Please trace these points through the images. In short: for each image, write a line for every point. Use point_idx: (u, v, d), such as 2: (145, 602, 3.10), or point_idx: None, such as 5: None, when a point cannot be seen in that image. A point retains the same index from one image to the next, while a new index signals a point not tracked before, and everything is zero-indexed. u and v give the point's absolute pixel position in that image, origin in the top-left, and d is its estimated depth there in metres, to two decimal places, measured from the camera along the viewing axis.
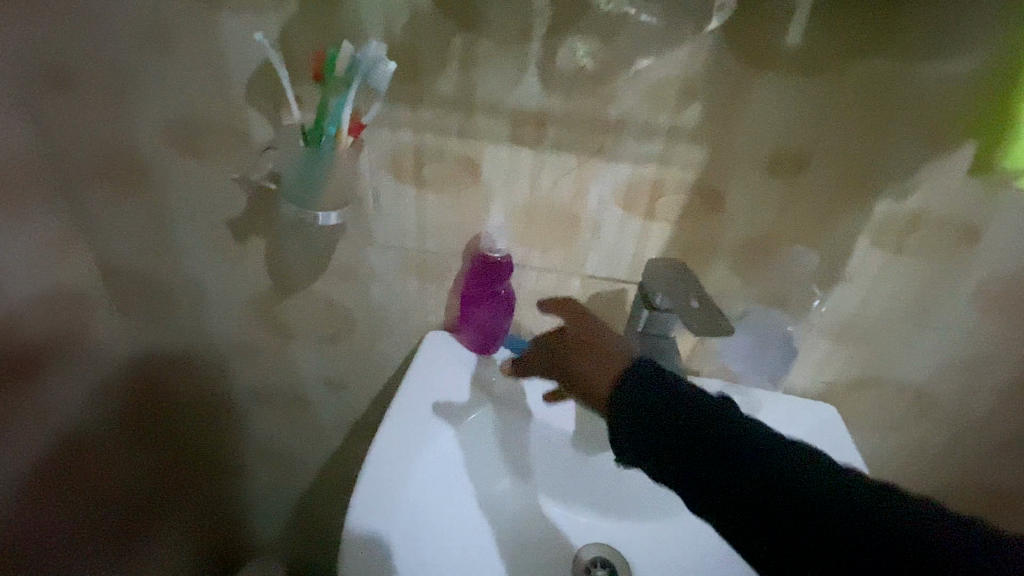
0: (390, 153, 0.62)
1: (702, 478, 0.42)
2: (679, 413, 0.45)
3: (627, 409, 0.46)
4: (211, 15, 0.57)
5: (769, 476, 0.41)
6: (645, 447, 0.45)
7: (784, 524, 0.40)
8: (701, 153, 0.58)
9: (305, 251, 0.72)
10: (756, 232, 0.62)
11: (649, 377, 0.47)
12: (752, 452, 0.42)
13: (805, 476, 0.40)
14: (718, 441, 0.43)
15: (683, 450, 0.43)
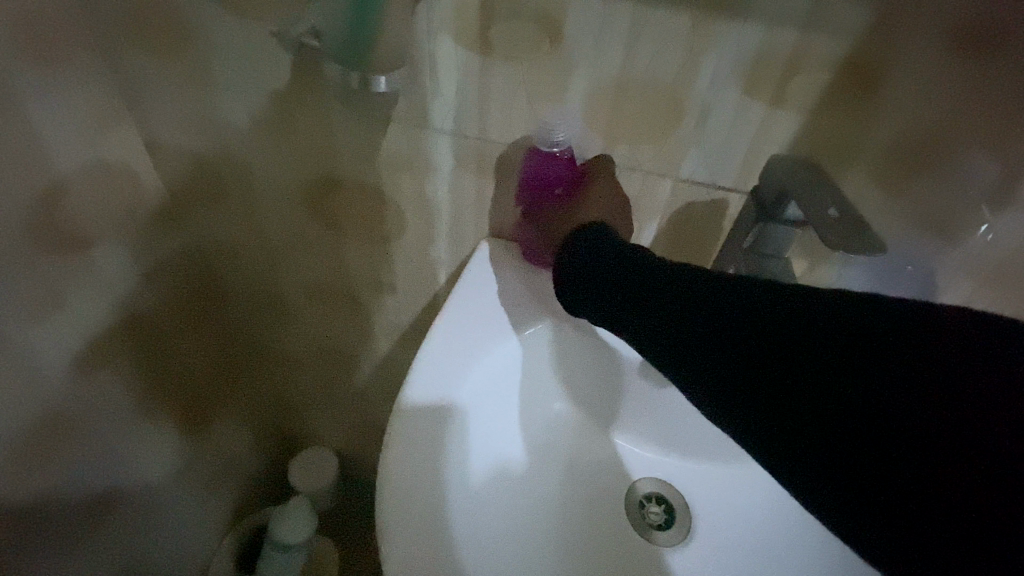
0: (454, 11, 0.50)
1: (669, 325, 0.45)
2: (639, 270, 0.47)
3: (592, 269, 0.50)
4: None
5: (721, 308, 0.43)
6: (615, 310, 0.48)
7: (751, 350, 0.42)
8: (867, 12, 0.42)
9: (356, 135, 0.64)
10: (919, 131, 0.47)
11: (610, 250, 0.50)
12: (708, 292, 0.44)
13: (760, 298, 0.42)
14: (671, 283, 0.45)
15: (644, 305, 0.46)
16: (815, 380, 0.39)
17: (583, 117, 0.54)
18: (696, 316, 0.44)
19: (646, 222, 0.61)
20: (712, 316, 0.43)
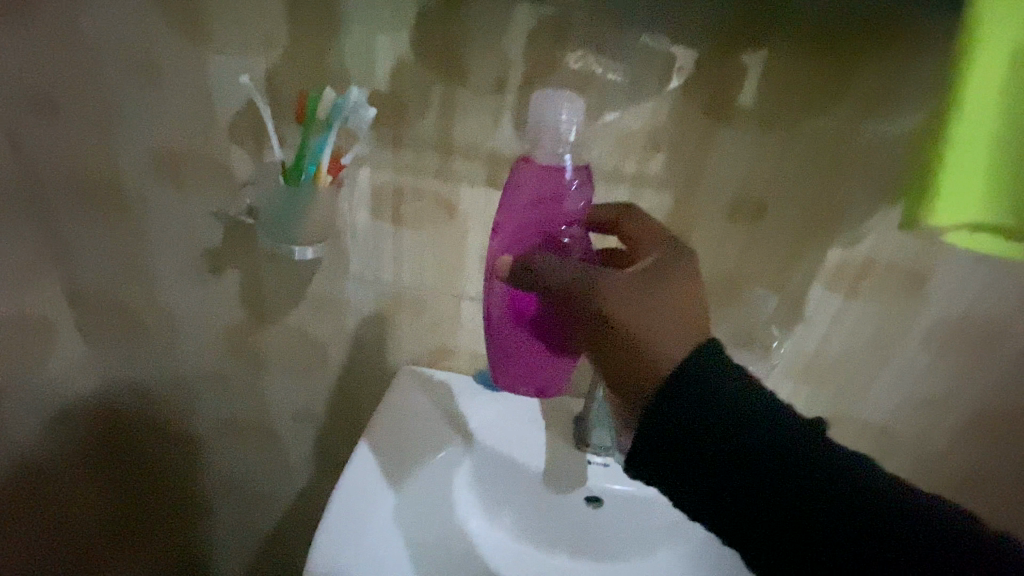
0: (369, 191, 0.63)
1: (729, 487, 0.43)
2: (722, 413, 0.43)
3: (675, 406, 0.44)
4: (200, 55, 0.58)
5: (795, 475, 0.42)
6: (679, 454, 0.44)
7: (792, 516, 0.41)
8: (666, 198, 0.61)
9: (282, 283, 0.72)
10: (721, 275, 0.65)
11: (700, 380, 0.44)
12: (788, 457, 0.42)
13: (834, 466, 0.42)
14: (756, 442, 0.43)
15: (713, 458, 0.43)
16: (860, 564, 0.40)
17: (478, 267, 0.67)
18: (766, 479, 0.42)
19: None
20: (787, 485, 0.42)
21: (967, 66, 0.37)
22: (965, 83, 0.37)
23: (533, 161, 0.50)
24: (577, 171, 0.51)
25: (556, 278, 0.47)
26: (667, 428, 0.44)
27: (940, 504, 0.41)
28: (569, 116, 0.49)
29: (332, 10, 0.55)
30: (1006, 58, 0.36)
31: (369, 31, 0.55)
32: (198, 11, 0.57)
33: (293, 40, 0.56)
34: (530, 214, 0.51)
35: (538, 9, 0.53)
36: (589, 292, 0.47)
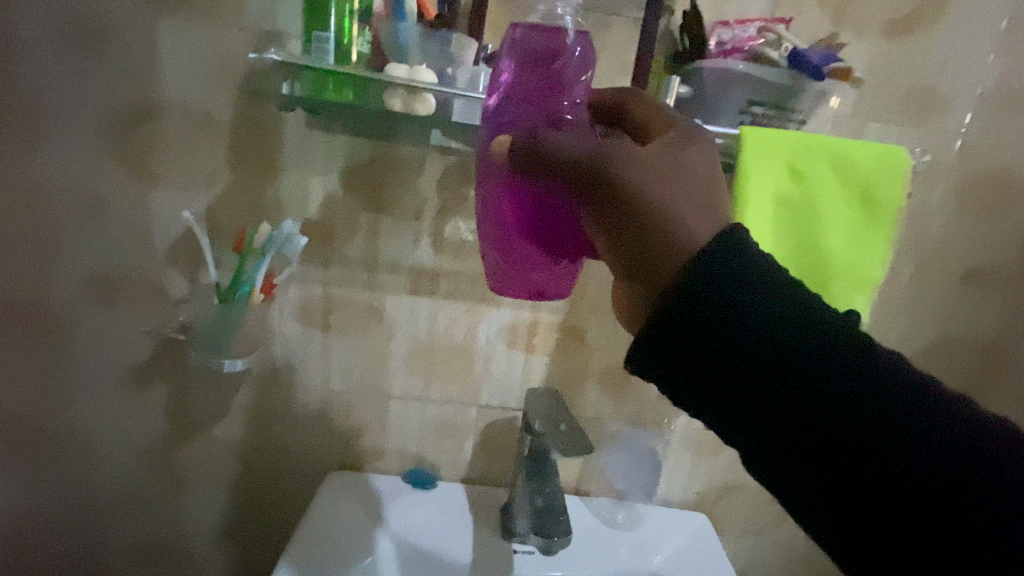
0: (301, 304, 0.70)
1: (754, 392, 0.35)
2: (747, 310, 0.35)
3: (694, 293, 0.35)
4: (142, 191, 0.64)
5: (834, 391, 0.35)
6: (696, 372, 0.36)
7: (817, 441, 0.35)
8: (565, 300, 0.72)
9: (209, 394, 0.73)
10: (618, 363, 0.75)
11: (725, 260, 0.36)
12: (823, 360, 0.35)
13: (878, 376, 0.35)
14: (788, 345, 0.35)
15: (735, 361, 0.35)
16: (908, 487, 0.34)
17: (404, 367, 0.74)
18: (806, 400, 0.35)
19: (464, 439, 0.78)
20: (825, 397, 0.35)
21: (748, 201, 0.53)
22: (750, 212, 0.53)
23: (527, 29, 0.42)
24: (579, 53, 0.43)
25: (571, 146, 0.37)
26: (681, 347, 0.36)
27: (982, 416, 0.35)
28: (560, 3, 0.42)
29: (268, 156, 0.63)
30: (771, 197, 0.54)
31: (302, 172, 0.64)
32: (143, 156, 0.63)
33: (233, 180, 0.64)
34: (524, 75, 0.42)
35: (446, 155, 0.65)
36: (612, 175, 0.36)
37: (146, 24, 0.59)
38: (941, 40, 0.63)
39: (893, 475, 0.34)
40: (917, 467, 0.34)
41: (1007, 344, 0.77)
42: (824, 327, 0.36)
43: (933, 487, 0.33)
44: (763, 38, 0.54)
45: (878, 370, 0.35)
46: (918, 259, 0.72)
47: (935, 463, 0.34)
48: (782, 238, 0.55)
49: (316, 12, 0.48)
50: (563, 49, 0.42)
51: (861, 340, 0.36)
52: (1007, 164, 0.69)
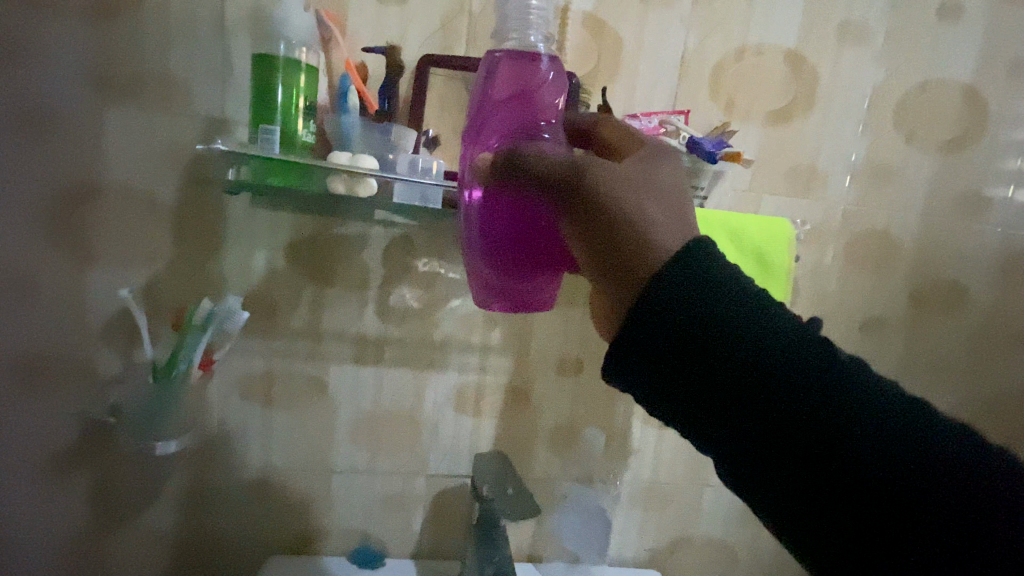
0: (242, 378, 0.69)
1: (728, 398, 0.35)
2: (715, 316, 0.36)
3: (662, 298, 0.37)
4: (74, 270, 0.63)
5: (811, 394, 0.34)
6: (666, 379, 0.37)
7: (791, 443, 0.34)
8: (508, 362, 0.74)
9: (137, 482, 0.68)
10: (563, 421, 0.77)
11: (692, 267, 0.37)
12: (797, 364, 0.35)
13: (856, 380, 0.34)
14: (760, 349, 0.35)
15: (707, 365, 0.35)
16: (894, 496, 0.32)
17: (350, 438, 0.73)
18: (779, 402, 0.34)
19: (413, 510, 0.76)
20: (800, 400, 0.34)
21: None
22: None
23: (508, 54, 0.44)
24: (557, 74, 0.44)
25: (553, 161, 0.41)
26: (650, 353, 0.37)
27: (966, 430, 0.34)
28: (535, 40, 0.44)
29: (213, 232, 0.65)
30: None
31: (246, 247, 0.66)
32: (78, 235, 0.62)
33: (175, 256, 0.65)
34: (504, 95, 0.44)
35: (389, 229, 0.68)
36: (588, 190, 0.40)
37: (91, 109, 0.60)
38: (815, 126, 0.75)
39: (879, 483, 0.32)
40: (904, 475, 0.32)
41: (906, 384, 0.86)
42: (797, 331, 0.36)
43: (920, 495, 0.32)
44: (664, 128, 0.63)
45: (855, 374, 0.35)
46: (821, 310, 0.81)
47: (922, 470, 0.32)
48: None
49: (265, 105, 0.52)
50: (541, 73, 0.44)
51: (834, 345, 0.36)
52: (882, 226, 0.80)
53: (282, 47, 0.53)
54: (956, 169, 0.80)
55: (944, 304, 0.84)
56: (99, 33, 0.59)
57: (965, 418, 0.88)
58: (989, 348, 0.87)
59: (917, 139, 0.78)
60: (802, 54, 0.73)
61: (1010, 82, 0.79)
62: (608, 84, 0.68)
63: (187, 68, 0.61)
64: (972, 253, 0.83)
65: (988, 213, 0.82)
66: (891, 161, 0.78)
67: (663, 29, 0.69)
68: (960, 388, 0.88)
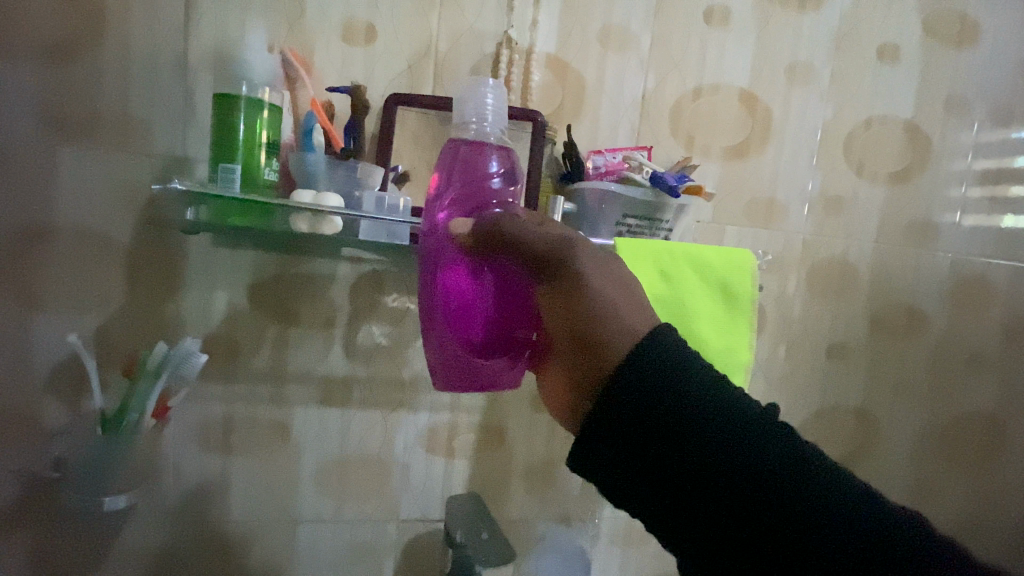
0: (199, 426, 0.65)
1: (685, 492, 0.40)
2: (670, 413, 0.40)
3: (623, 397, 0.41)
4: (18, 315, 0.59)
5: (757, 486, 0.39)
6: (632, 471, 0.41)
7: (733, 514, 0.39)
8: (481, 399, 0.73)
9: (81, 545, 0.63)
10: (538, 458, 0.76)
11: (652, 361, 0.41)
12: (746, 456, 0.39)
13: (796, 467, 0.39)
14: (712, 445, 0.39)
15: (665, 461, 0.40)
16: (832, 571, 0.37)
17: (316, 484, 0.69)
18: (723, 478, 0.39)
19: (383, 561, 0.73)
20: (746, 493, 0.39)
21: None
22: None
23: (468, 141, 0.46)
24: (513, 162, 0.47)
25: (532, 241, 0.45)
26: (613, 450, 0.41)
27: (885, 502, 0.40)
28: (490, 126, 0.46)
29: (171, 273, 0.63)
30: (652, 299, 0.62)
31: (206, 287, 0.64)
32: (24, 279, 0.59)
33: (130, 299, 0.62)
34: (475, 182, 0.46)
35: (357, 266, 0.67)
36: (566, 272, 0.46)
37: (44, 150, 0.58)
38: (771, 161, 0.78)
39: (819, 568, 0.37)
40: (841, 558, 0.37)
41: (873, 408, 0.88)
42: (745, 422, 0.40)
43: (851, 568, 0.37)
44: (628, 163, 0.64)
45: (795, 463, 0.39)
46: (789, 338, 0.82)
47: (853, 550, 0.37)
48: None
49: (225, 145, 0.52)
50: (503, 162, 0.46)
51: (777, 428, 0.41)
52: (840, 255, 0.83)
53: (245, 87, 0.53)
54: (905, 200, 0.84)
55: (902, 328, 0.87)
56: (55, 74, 0.58)
57: (931, 440, 0.90)
58: (948, 370, 0.90)
59: (866, 172, 0.82)
60: (755, 94, 0.76)
61: (947, 119, 0.84)
62: (572, 122, 0.70)
63: (147, 109, 0.61)
64: (925, 278, 0.87)
65: (936, 240, 0.86)
66: (844, 192, 0.82)
67: (624, 70, 0.71)
68: (924, 410, 0.90)
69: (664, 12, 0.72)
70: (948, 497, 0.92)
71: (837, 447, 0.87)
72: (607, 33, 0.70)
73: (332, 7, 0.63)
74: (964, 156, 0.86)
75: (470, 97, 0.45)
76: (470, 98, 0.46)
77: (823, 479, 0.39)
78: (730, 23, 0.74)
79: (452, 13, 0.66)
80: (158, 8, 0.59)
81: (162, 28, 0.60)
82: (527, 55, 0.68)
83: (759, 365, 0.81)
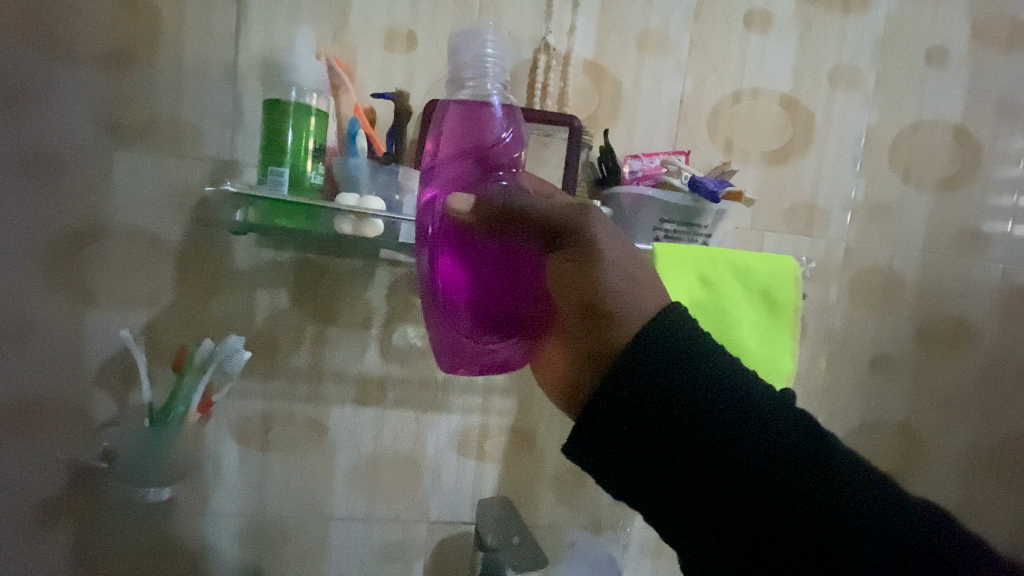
0: (239, 421, 0.67)
1: (690, 479, 0.38)
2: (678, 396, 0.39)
3: (627, 382, 0.39)
4: (74, 310, 0.62)
5: (764, 475, 0.37)
6: (635, 442, 0.39)
7: (734, 483, 0.38)
8: (512, 402, 0.73)
9: (125, 536, 0.65)
10: (569, 464, 0.75)
11: (661, 334, 0.40)
12: (752, 440, 0.38)
13: (798, 451, 0.38)
14: (715, 435, 0.38)
15: (670, 447, 0.39)
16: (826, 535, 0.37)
17: (349, 483, 0.70)
18: (726, 448, 0.38)
19: (412, 562, 0.73)
20: (743, 471, 0.37)
21: None
22: None
23: (461, 104, 0.46)
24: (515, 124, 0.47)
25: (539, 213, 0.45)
26: (616, 435, 0.39)
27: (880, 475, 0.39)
28: (490, 50, 0.46)
29: (216, 272, 0.65)
30: (685, 300, 0.62)
31: (251, 286, 0.66)
32: (79, 277, 0.62)
33: (177, 297, 0.64)
34: (468, 152, 0.45)
35: (394, 268, 0.68)
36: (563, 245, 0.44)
37: (101, 152, 0.61)
38: (812, 166, 0.76)
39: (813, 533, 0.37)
40: (848, 547, 0.36)
41: (918, 423, 0.84)
42: (750, 403, 0.39)
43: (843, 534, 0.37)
44: (666, 168, 0.64)
45: (805, 450, 0.38)
46: (829, 348, 0.80)
47: (851, 533, 0.37)
48: None
49: (275, 149, 0.53)
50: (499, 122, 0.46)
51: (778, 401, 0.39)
52: (884, 263, 0.80)
53: (294, 92, 0.55)
54: (953, 208, 0.81)
55: (949, 342, 0.84)
56: (114, 81, 0.61)
57: (979, 460, 0.86)
58: (998, 385, 0.86)
59: (912, 178, 0.80)
60: (796, 97, 0.75)
61: (999, 124, 0.81)
62: (609, 126, 0.70)
63: (198, 113, 0.63)
64: (974, 289, 0.83)
65: (986, 250, 0.83)
66: (888, 199, 0.79)
67: (661, 75, 0.71)
68: (972, 427, 0.86)
69: (704, 17, 0.71)
70: (999, 521, 0.88)
71: (880, 463, 0.83)
72: (645, 38, 0.70)
73: (377, 15, 0.64)
74: (1015, 163, 0.82)
75: (458, 40, 0.47)
76: (460, 42, 0.47)
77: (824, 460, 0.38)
78: (771, 27, 0.73)
79: (491, 20, 0.66)
80: (211, 18, 0.62)
81: (214, 37, 0.62)
82: (565, 60, 0.68)
83: (798, 376, 0.79)
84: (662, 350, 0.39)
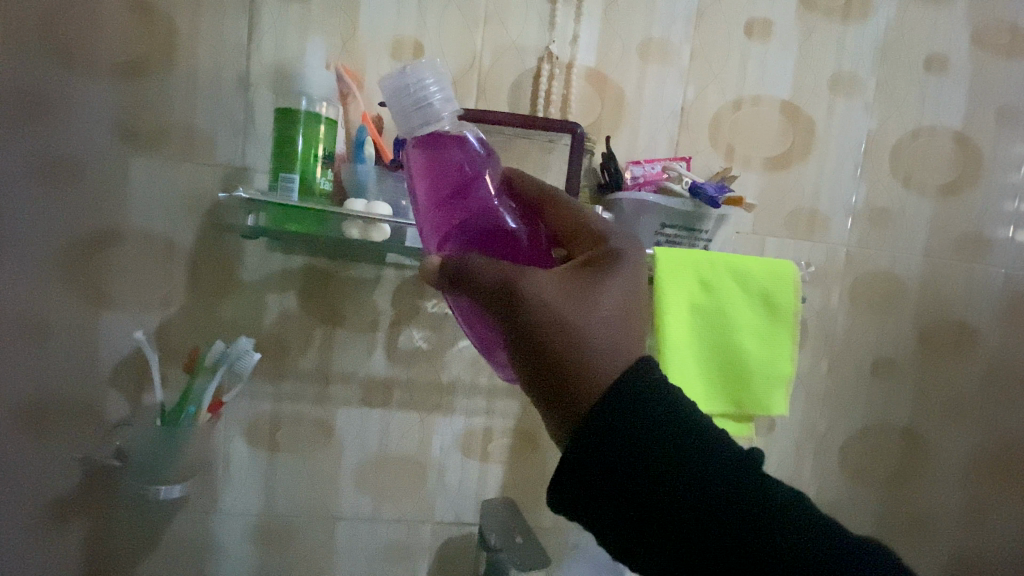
0: (248, 422, 0.68)
1: (666, 522, 0.37)
2: (643, 444, 0.37)
3: (598, 429, 0.37)
4: (89, 313, 0.64)
5: (734, 520, 0.36)
6: (598, 497, 0.37)
7: (692, 533, 0.36)
8: (515, 405, 0.74)
9: (138, 533, 0.67)
10: None
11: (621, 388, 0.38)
12: (705, 490, 0.37)
13: (750, 499, 0.37)
14: (672, 487, 0.37)
15: (637, 497, 0.37)
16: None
17: (355, 482, 0.71)
18: (682, 498, 0.37)
19: (417, 562, 0.74)
20: (699, 520, 0.36)
21: (665, 306, 0.62)
22: (667, 315, 0.62)
23: (422, 143, 0.44)
24: (490, 153, 0.45)
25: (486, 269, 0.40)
26: (593, 475, 0.37)
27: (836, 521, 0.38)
28: (440, 93, 0.42)
29: (227, 276, 0.66)
30: (684, 303, 0.63)
31: (260, 290, 0.67)
32: (94, 281, 0.64)
33: (188, 300, 0.66)
34: (443, 194, 0.44)
35: (400, 272, 0.70)
36: (513, 300, 0.39)
37: (117, 160, 0.63)
38: (813, 172, 0.77)
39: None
40: None
41: (921, 428, 0.84)
42: (703, 451, 0.38)
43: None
44: (667, 174, 0.65)
45: (763, 495, 0.37)
46: (831, 352, 0.80)
47: None
48: (699, 341, 0.64)
49: (285, 156, 0.55)
50: (472, 153, 0.44)
51: (729, 451, 0.39)
52: (885, 268, 0.81)
53: (304, 101, 0.57)
54: (954, 213, 0.82)
55: (952, 347, 0.84)
56: (130, 92, 0.63)
57: (983, 466, 0.86)
58: (1002, 390, 0.86)
59: (913, 184, 0.80)
60: (797, 105, 0.76)
61: (1000, 131, 0.82)
62: (611, 134, 0.71)
63: (210, 122, 0.65)
64: (976, 294, 0.84)
65: (989, 255, 0.83)
66: (890, 205, 0.80)
67: (662, 83, 0.72)
68: (976, 432, 0.86)
69: (705, 26, 0.72)
70: (1004, 527, 0.87)
71: (882, 468, 0.84)
72: (646, 47, 0.71)
73: (384, 27, 0.66)
74: (1017, 169, 0.83)
75: (398, 85, 0.42)
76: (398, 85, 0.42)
77: (776, 508, 0.37)
78: (772, 35, 0.74)
79: (496, 30, 0.68)
80: (224, 29, 0.64)
81: (226, 48, 0.64)
82: (568, 68, 0.69)
83: (800, 380, 0.80)
84: (619, 402, 0.38)
